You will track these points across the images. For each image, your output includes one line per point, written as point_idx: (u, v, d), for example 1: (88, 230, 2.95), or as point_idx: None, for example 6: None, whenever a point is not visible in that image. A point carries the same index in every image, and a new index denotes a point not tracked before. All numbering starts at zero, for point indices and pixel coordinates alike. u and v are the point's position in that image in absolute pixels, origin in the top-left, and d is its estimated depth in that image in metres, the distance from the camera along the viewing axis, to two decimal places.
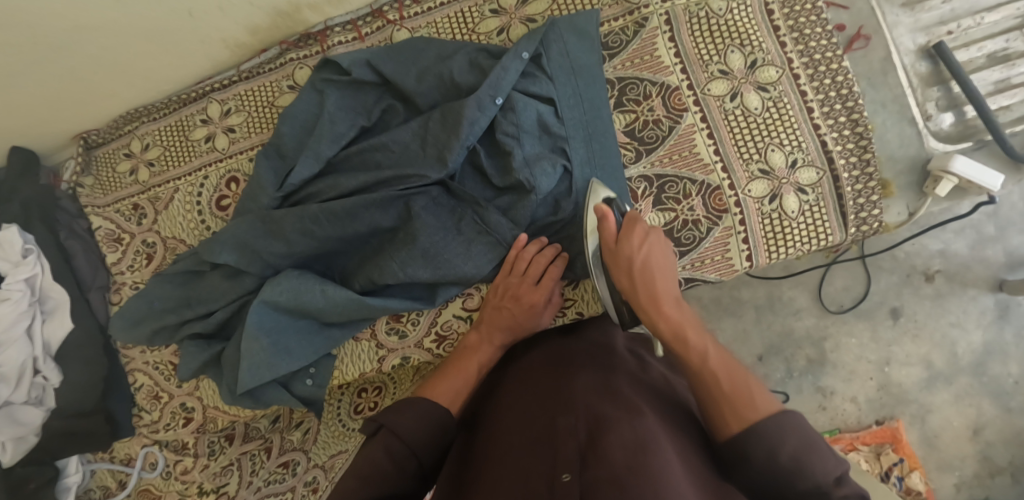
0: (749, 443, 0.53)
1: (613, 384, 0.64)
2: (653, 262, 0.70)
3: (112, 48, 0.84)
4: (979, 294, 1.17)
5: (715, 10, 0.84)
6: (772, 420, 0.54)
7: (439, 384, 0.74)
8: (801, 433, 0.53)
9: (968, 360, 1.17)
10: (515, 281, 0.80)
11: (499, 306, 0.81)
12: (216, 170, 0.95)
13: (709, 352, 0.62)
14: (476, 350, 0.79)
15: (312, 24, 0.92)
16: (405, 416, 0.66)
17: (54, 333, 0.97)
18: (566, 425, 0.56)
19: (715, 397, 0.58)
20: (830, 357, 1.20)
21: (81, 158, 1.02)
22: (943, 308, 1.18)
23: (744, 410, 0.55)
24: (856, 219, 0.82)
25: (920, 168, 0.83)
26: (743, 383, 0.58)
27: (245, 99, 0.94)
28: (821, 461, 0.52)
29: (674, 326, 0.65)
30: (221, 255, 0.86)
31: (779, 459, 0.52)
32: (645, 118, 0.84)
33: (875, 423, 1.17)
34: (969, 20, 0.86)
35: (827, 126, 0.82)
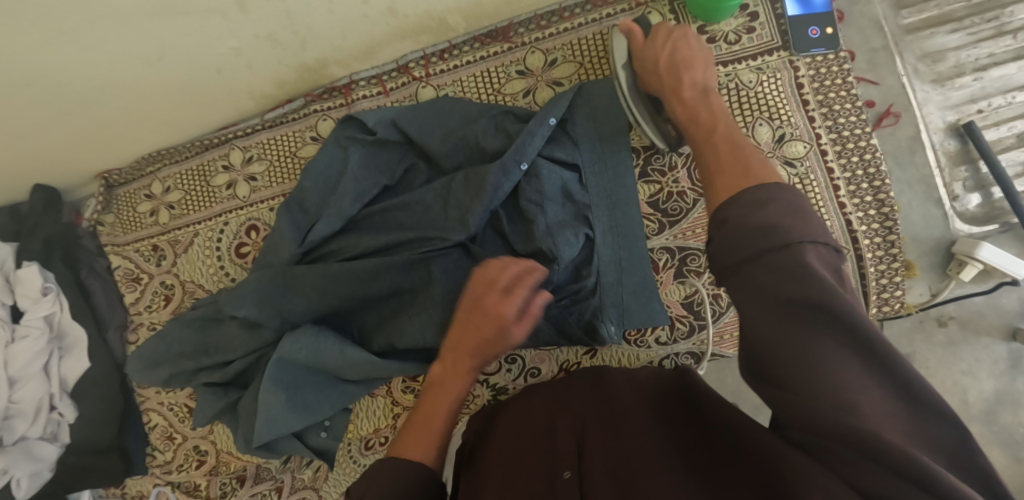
0: (730, 212, 0.50)
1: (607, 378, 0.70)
2: (678, 60, 0.76)
3: (139, 102, 0.85)
4: (993, 342, 1.09)
5: (745, 83, 0.83)
6: (759, 187, 0.50)
7: (410, 433, 0.67)
8: (789, 204, 0.47)
9: (979, 407, 1.09)
10: (477, 297, 0.69)
11: (465, 328, 0.71)
12: (236, 218, 0.95)
13: (718, 128, 0.65)
14: (449, 382, 0.71)
15: (336, 78, 0.91)
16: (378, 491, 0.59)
17: (70, 370, 0.99)
18: (564, 423, 0.63)
19: (711, 161, 0.59)
20: None
21: (102, 197, 1.02)
22: (956, 355, 1.10)
23: (738, 180, 0.53)
24: (878, 299, 0.81)
25: (945, 249, 0.82)
26: (743, 157, 0.57)
27: (268, 148, 0.94)
28: (801, 224, 0.46)
29: (689, 112, 0.71)
30: (239, 309, 0.85)
31: (764, 219, 0.47)
32: (670, 189, 0.83)
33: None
34: (999, 100, 0.83)
35: (853, 206, 0.81)
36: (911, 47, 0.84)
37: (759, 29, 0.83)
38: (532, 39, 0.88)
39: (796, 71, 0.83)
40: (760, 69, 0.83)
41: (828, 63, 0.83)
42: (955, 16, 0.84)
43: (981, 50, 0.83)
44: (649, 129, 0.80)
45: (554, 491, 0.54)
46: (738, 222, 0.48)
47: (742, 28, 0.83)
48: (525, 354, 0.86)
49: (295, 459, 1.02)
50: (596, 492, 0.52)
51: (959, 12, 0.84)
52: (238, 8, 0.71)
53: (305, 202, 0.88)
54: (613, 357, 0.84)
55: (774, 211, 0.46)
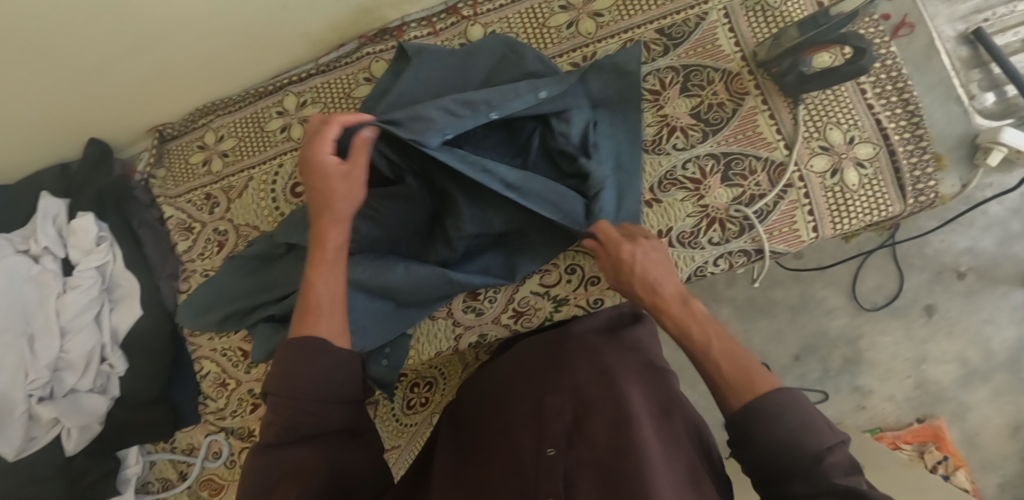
0: (747, 424, 0.59)
1: (603, 359, 0.71)
2: (657, 271, 0.72)
3: (202, 42, 0.90)
4: (1010, 290, 1.34)
5: (771, 3, 0.90)
6: (770, 398, 0.59)
7: (302, 305, 0.66)
8: (798, 410, 0.57)
9: (1003, 357, 1.34)
10: (309, 166, 0.70)
11: (317, 191, 0.71)
12: (291, 159, 0.99)
13: (714, 341, 0.66)
14: (320, 245, 0.70)
15: (389, 21, 0.97)
16: (287, 376, 0.59)
17: (122, 320, 0.99)
18: (553, 401, 0.65)
19: (719, 377, 0.63)
20: (867, 355, 1.37)
21: (154, 151, 1.06)
22: (975, 304, 1.35)
23: (745, 389, 0.61)
24: (913, 191, 0.86)
25: (969, 143, 0.87)
26: (746, 366, 0.62)
27: (321, 91, 0.99)
28: (824, 433, 0.56)
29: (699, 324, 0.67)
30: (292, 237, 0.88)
31: (783, 422, 0.57)
32: (710, 101, 0.89)
33: (916, 421, 1.35)
34: (1002, 9, 0.91)
35: (880, 106, 0.87)
36: None
37: None
38: None
39: None
40: None
41: None
42: None
43: None
44: (743, 30, 0.90)
45: (538, 470, 0.58)
46: (778, 430, 0.57)
47: None
48: (583, 264, 0.88)
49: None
50: (579, 479, 0.57)
51: None
52: None
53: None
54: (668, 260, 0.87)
55: (794, 419, 0.57)
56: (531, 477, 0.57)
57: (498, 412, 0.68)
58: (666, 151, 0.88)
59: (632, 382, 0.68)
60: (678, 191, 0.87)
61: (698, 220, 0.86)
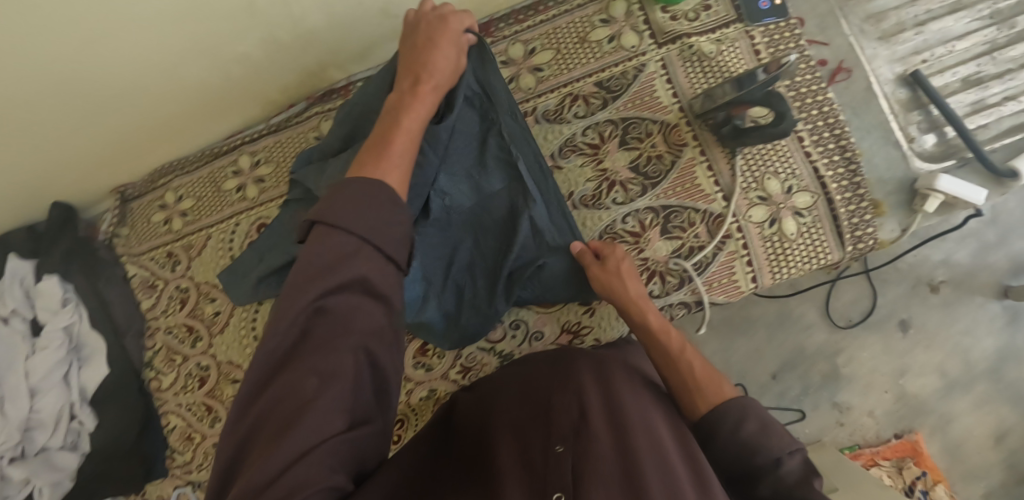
0: (715, 421, 0.65)
1: (607, 365, 0.66)
2: (629, 271, 0.81)
3: (153, 112, 0.92)
4: (985, 301, 1.24)
5: (707, 53, 0.91)
6: (738, 402, 0.66)
7: (363, 153, 0.62)
8: (758, 416, 0.64)
9: (982, 367, 1.24)
10: (421, 33, 0.71)
11: (411, 64, 0.70)
12: (247, 218, 1.01)
13: (695, 364, 0.72)
14: (391, 129, 0.64)
15: (335, 81, 0.99)
16: (343, 212, 0.54)
17: (90, 378, 1.01)
18: (560, 399, 0.59)
19: (687, 379, 0.70)
20: (844, 371, 1.25)
21: (117, 210, 1.08)
22: (952, 315, 1.24)
23: (710, 395, 0.68)
24: (852, 237, 0.86)
25: (909, 187, 0.88)
26: (716, 381, 0.70)
27: (274, 150, 1.01)
28: (783, 438, 0.62)
29: (660, 322, 0.78)
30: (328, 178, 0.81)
31: (745, 427, 0.63)
32: (649, 153, 0.90)
33: (894, 436, 1.24)
34: (941, 49, 0.91)
35: (818, 153, 0.88)
36: (854, 11, 0.92)
37: (715, 6, 0.92)
38: (511, 32, 0.96)
39: (752, 39, 0.91)
40: (720, 40, 0.91)
41: (781, 30, 0.91)
42: None
43: (918, 7, 0.92)
44: (680, 80, 0.91)
45: (545, 466, 0.51)
46: (745, 430, 0.63)
47: (700, 6, 0.92)
48: (527, 319, 0.90)
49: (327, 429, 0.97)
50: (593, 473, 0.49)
51: None
52: (248, 11, 0.78)
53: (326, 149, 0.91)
54: (610, 314, 0.88)
55: (756, 423, 0.63)
56: (538, 471, 0.50)
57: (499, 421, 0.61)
58: (606, 205, 0.89)
59: (630, 385, 0.64)
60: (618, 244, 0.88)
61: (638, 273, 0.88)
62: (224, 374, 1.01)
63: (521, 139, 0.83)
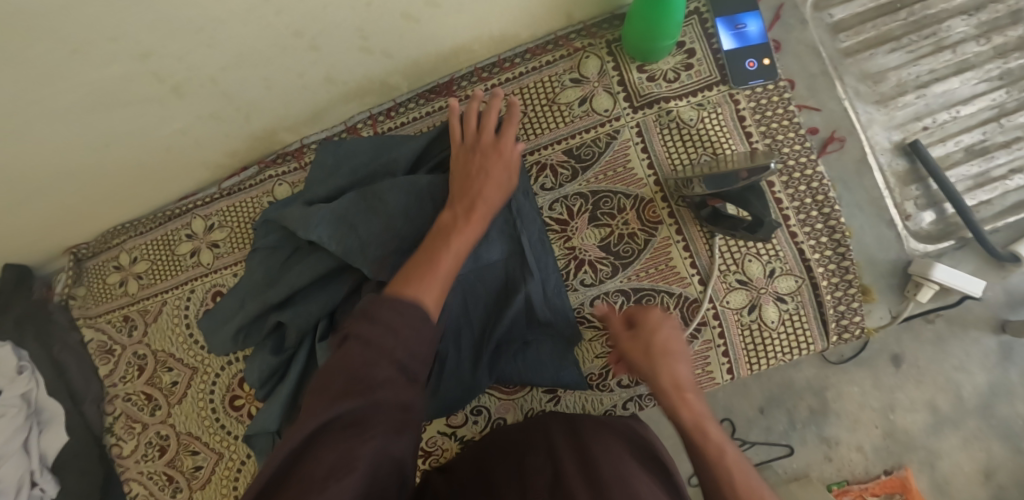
0: None
1: (579, 424, 0.74)
2: (673, 347, 0.66)
3: (93, 182, 0.87)
4: (981, 335, 1.03)
5: (686, 120, 0.84)
6: None
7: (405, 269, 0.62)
8: None
9: (975, 403, 1.02)
10: (474, 139, 0.73)
11: (462, 190, 0.70)
12: (202, 285, 0.97)
13: (728, 449, 0.56)
14: (441, 240, 0.65)
15: (288, 143, 0.94)
16: (381, 328, 0.52)
17: (50, 445, 0.95)
18: (536, 466, 0.68)
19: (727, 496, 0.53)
20: (833, 407, 1.04)
21: (72, 271, 1.03)
22: (946, 350, 1.04)
23: None
24: (837, 327, 0.80)
25: (901, 271, 0.81)
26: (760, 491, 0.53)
27: (228, 215, 0.96)
28: None
29: (697, 418, 0.60)
30: (316, 230, 0.80)
31: None
32: (620, 232, 0.83)
33: (882, 471, 1.02)
34: (944, 115, 0.83)
35: (804, 234, 0.81)
36: (850, 70, 0.85)
37: (696, 65, 0.84)
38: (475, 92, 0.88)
39: (736, 104, 0.83)
40: (701, 105, 0.84)
41: (769, 94, 0.83)
42: (893, 35, 0.85)
43: (921, 67, 0.84)
44: (655, 149, 0.84)
45: None
46: None
47: (681, 65, 0.84)
48: (490, 405, 0.86)
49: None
50: None
51: (896, 31, 0.85)
52: (176, 94, 0.72)
53: (296, 204, 0.86)
54: (576, 403, 0.84)
55: None
56: None
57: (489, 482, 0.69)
58: (574, 286, 0.84)
59: (605, 438, 0.71)
60: (587, 329, 0.83)
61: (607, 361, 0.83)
62: (184, 445, 0.98)
63: (529, 215, 0.81)
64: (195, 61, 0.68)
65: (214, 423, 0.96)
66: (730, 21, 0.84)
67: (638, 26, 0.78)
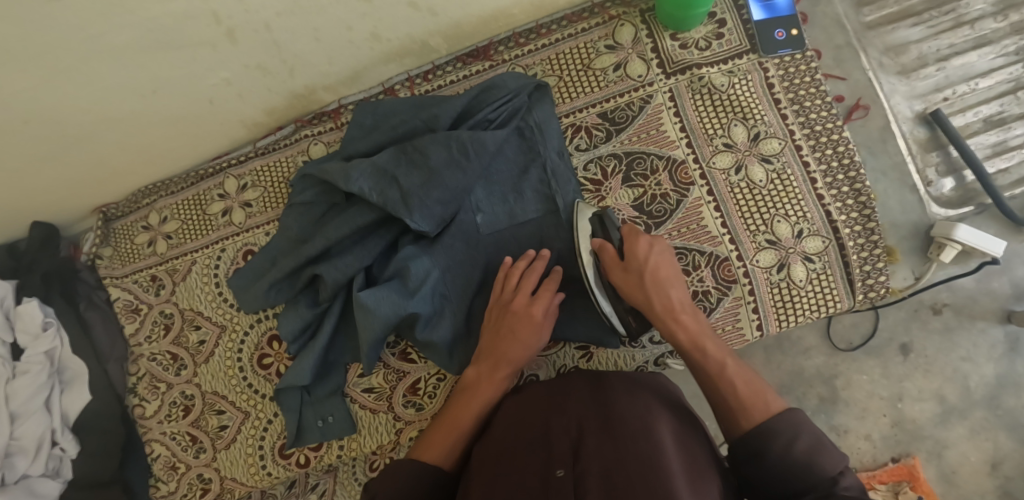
0: (768, 437, 0.60)
1: (606, 383, 0.72)
2: (663, 276, 0.75)
3: (132, 134, 0.87)
4: (988, 325, 1.04)
5: (718, 86, 0.86)
6: (783, 417, 0.61)
7: (436, 428, 0.73)
8: (810, 432, 0.60)
9: (982, 393, 1.03)
10: (509, 297, 0.80)
11: (494, 344, 0.79)
12: (233, 244, 0.98)
13: (725, 360, 0.70)
14: (470, 389, 0.77)
15: (325, 103, 0.95)
16: (442, 432, 0.72)
17: (72, 404, 0.94)
18: (558, 423, 0.65)
19: (726, 402, 0.66)
20: (842, 395, 1.05)
21: (99, 230, 1.03)
22: (954, 340, 1.05)
23: (753, 409, 0.64)
24: (863, 286, 0.83)
25: (923, 234, 0.84)
26: (752, 391, 0.66)
27: (261, 175, 0.97)
28: (833, 457, 0.59)
29: (691, 335, 0.72)
30: (357, 182, 0.82)
31: (796, 447, 0.59)
32: (653, 192, 0.86)
33: (890, 460, 1.03)
34: (963, 87, 0.87)
35: (830, 196, 0.84)
36: (874, 43, 0.88)
37: (727, 35, 0.87)
38: (512, 56, 0.91)
39: (766, 71, 0.86)
40: (732, 72, 0.87)
41: (797, 63, 0.86)
42: (914, 11, 0.89)
43: (941, 41, 0.88)
44: (688, 113, 0.87)
45: (548, 486, 0.56)
46: (799, 447, 0.59)
47: (712, 34, 0.88)
48: None
49: (295, 456, 0.93)
50: (592, 488, 0.55)
51: (917, 7, 0.89)
52: (229, 39, 0.74)
53: (335, 160, 0.89)
54: (608, 360, 0.86)
55: (810, 441, 0.59)
56: (540, 489, 0.56)
57: (510, 439, 0.67)
58: None
59: (631, 394, 0.69)
60: None
61: None
62: (209, 404, 0.97)
63: (563, 173, 0.85)
64: (254, 4, 0.70)
65: (241, 381, 0.96)
66: None
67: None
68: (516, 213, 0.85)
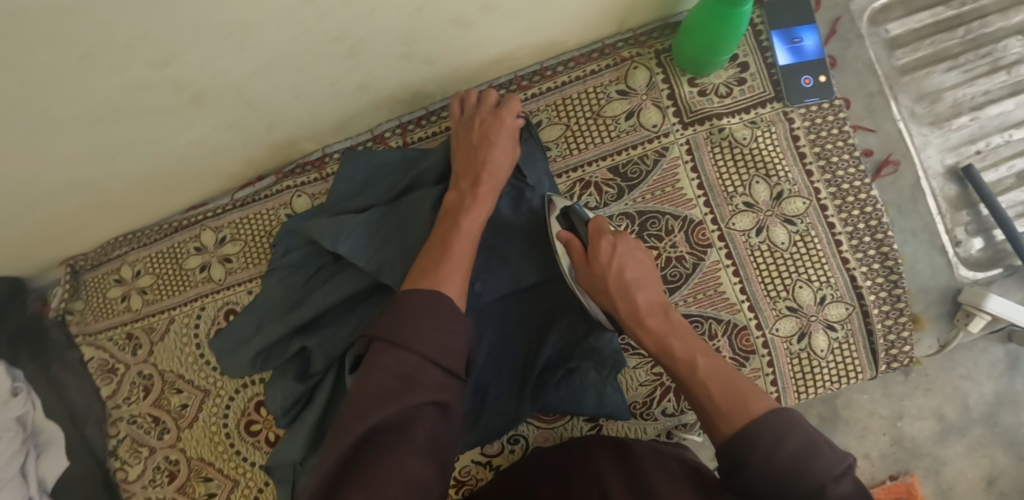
0: (745, 449, 0.51)
1: (628, 446, 0.66)
2: (629, 273, 0.68)
3: (96, 195, 0.78)
4: (988, 343, 0.90)
5: (740, 139, 0.80)
6: (771, 417, 0.51)
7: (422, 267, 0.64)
8: (800, 432, 0.50)
9: (980, 411, 0.89)
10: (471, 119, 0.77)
11: (468, 164, 0.74)
12: (213, 302, 0.91)
13: (697, 360, 0.61)
14: (453, 211, 0.70)
15: (309, 152, 0.87)
16: (438, 257, 0.65)
17: (50, 469, 0.87)
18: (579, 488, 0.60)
19: (706, 405, 0.57)
20: (842, 414, 0.90)
21: (69, 284, 0.95)
22: (953, 359, 0.90)
23: (737, 413, 0.53)
24: (887, 357, 0.79)
25: (951, 299, 0.80)
26: (735, 391, 0.56)
27: (241, 227, 0.90)
28: (828, 460, 0.48)
29: (658, 340, 0.64)
30: (344, 243, 0.74)
31: (780, 452, 0.49)
32: (667, 255, 0.80)
33: (886, 477, 0.89)
34: (997, 138, 0.81)
35: (856, 260, 0.79)
36: (905, 89, 0.82)
37: (750, 80, 0.80)
38: None
39: (791, 122, 0.80)
40: (754, 123, 0.80)
41: (824, 113, 0.80)
42: (949, 54, 0.82)
43: (976, 88, 0.82)
44: (704, 167, 0.80)
45: None
46: (783, 452, 0.49)
47: (733, 79, 0.80)
48: (527, 434, 0.83)
49: None
50: None
51: (952, 49, 0.82)
52: (194, 104, 0.65)
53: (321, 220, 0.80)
54: (619, 431, 0.81)
55: (798, 441, 0.49)
56: None
57: None
58: None
59: (655, 461, 0.63)
60: (632, 356, 0.82)
61: (651, 389, 0.81)
62: (195, 471, 0.91)
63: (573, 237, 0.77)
64: (219, 69, 0.60)
65: (228, 449, 0.90)
66: (786, 34, 0.80)
67: (726, 33, 0.69)
68: (518, 278, 0.76)
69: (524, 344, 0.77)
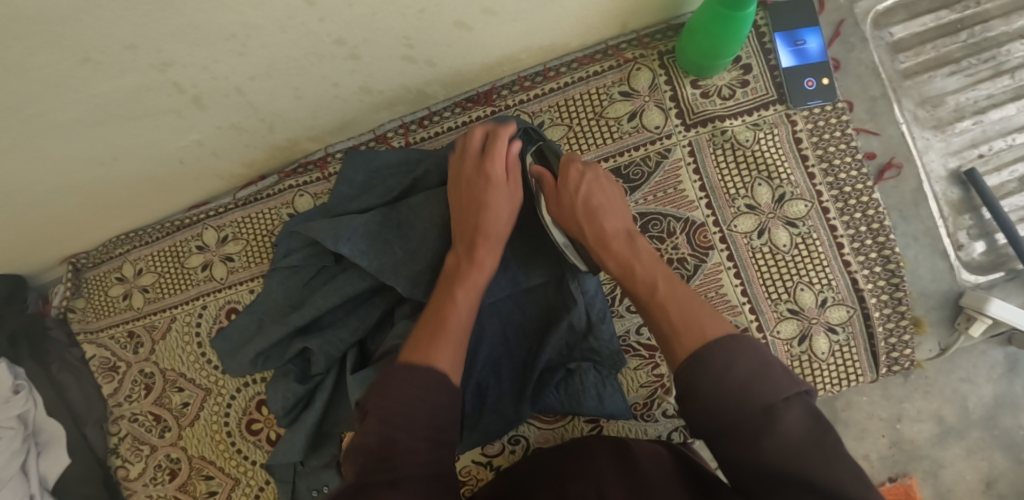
0: (693, 371, 0.50)
1: (627, 452, 0.65)
2: (596, 200, 0.69)
3: (97, 195, 0.78)
4: (987, 345, 0.90)
5: (742, 141, 0.80)
6: (721, 341, 0.50)
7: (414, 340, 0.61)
8: (750, 357, 0.49)
9: (980, 414, 0.89)
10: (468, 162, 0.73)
11: (464, 222, 0.70)
12: (214, 300, 0.91)
13: (657, 282, 0.61)
14: (449, 284, 0.66)
15: (311, 152, 0.87)
16: (429, 331, 0.61)
17: (50, 468, 0.88)
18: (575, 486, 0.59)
19: (662, 331, 0.57)
20: (840, 416, 0.90)
21: (70, 282, 0.95)
22: (952, 361, 0.90)
23: (688, 339, 0.53)
24: (888, 359, 0.79)
25: (952, 303, 0.80)
26: (694, 317, 0.55)
27: (243, 226, 0.90)
28: (776, 384, 0.48)
29: (620, 262, 0.65)
30: (346, 244, 0.74)
31: (730, 375, 0.48)
32: (669, 256, 0.80)
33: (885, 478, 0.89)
34: (1000, 143, 0.81)
35: (858, 263, 0.79)
36: (908, 93, 0.82)
37: (753, 82, 0.80)
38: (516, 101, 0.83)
39: (794, 124, 0.80)
40: (757, 125, 0.80)
41: (827, 115, 0.80)
42: (952, 58, 0.82)
43: (979, 92, 0.81)
44: (706, 168, 0.80)
45: None
46: (730, 377, 0.48)
47: (736, 82, 0.80)
48: (528, 434, 0.83)
49: None
50: None
51: (955, 53, 0.82)
52: (195, 106, 0.65)
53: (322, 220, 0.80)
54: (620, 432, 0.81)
55: (747, 365, 0.48)
56: None
57: None
58: (619, 312, 0.83)
59: (655, 468, 0.61)
60: (632, 358, 0.82)
61: (651, 390, 0.82)
62: (196, 469, 0.91)
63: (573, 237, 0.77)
64: (221, 71, 0.60)
65: (229, 447, 0.90)
66: (790, 36, 0.80)
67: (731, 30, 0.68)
68: (518, 279, 0.76)
69: (525, 346, 0.78)
